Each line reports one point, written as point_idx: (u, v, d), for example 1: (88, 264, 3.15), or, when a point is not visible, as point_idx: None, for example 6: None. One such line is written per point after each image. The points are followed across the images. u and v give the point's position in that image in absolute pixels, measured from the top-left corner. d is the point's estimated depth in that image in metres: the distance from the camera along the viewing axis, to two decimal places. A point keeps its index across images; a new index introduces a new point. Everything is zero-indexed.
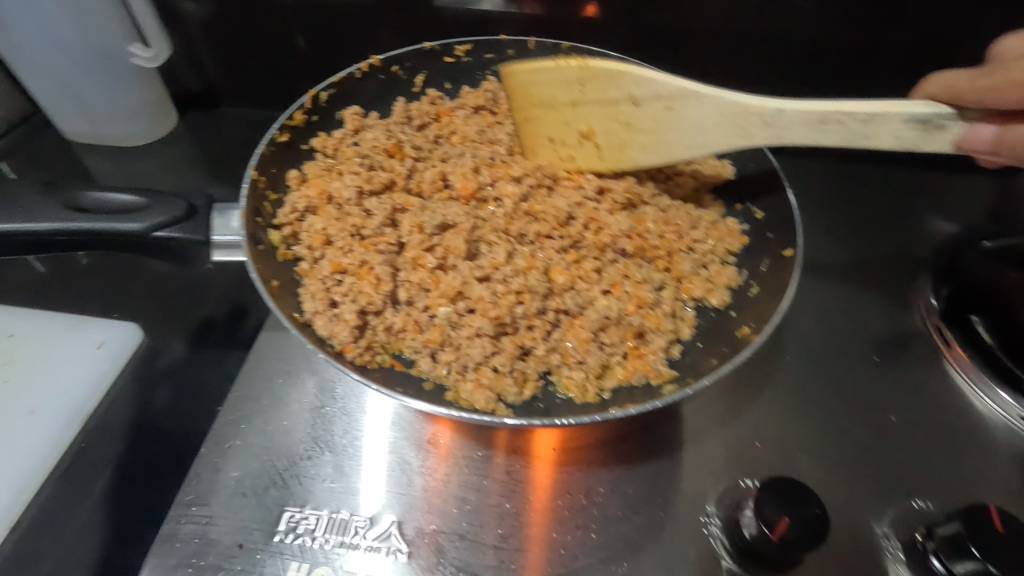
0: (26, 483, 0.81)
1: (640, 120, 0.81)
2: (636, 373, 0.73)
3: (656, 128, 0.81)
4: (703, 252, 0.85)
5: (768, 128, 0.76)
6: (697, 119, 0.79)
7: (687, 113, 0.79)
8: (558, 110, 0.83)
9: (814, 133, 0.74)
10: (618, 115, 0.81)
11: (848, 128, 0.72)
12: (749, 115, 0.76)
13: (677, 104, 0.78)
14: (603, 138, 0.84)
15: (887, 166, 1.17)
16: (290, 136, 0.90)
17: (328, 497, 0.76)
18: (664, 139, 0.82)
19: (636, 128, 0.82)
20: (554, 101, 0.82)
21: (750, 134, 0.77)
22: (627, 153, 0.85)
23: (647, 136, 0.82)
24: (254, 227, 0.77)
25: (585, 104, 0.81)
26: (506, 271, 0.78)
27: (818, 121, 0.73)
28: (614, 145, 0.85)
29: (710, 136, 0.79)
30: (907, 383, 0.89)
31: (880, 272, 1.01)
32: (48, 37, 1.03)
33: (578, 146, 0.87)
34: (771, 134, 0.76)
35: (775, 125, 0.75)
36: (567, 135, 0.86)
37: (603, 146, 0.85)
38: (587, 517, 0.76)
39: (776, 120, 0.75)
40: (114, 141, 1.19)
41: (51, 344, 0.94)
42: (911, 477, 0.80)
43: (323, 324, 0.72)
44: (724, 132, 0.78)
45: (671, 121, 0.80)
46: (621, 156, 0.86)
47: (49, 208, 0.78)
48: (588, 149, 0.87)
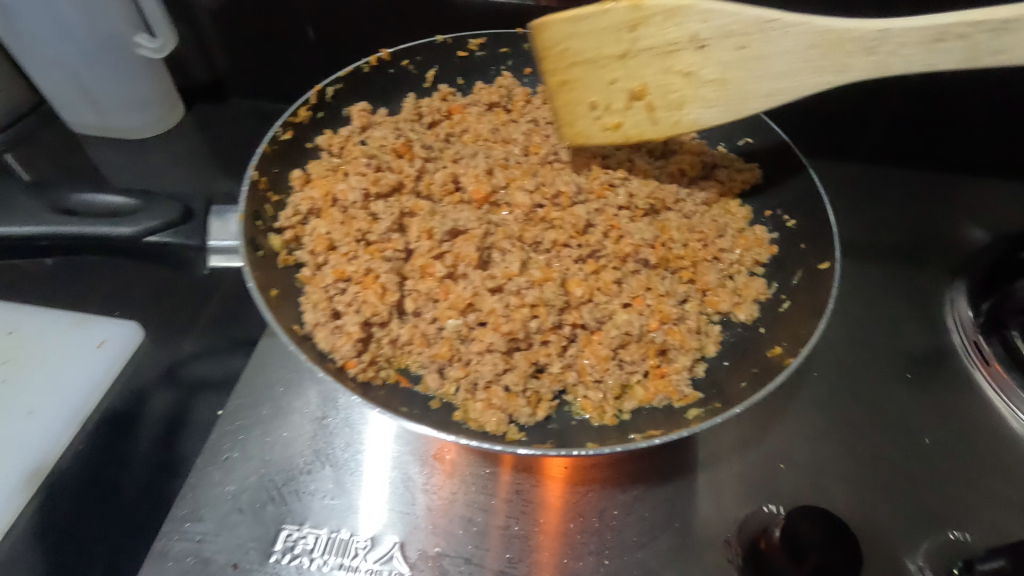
0: (21, 486, 0.78)
1: (706, 70, 0.70)
2: (658, 395, 0.69)
3: (725, 74, 0.70)
4: (730, 263, 0.81)
5: (875, 54, 0.65)
6: (780, 57, 0.68)
7: (767, 49, 0.68)
8: (601, 65, 0.72)
9: (933, 52, 0.63)
10: (678, 65, 0.70)
11: (978, 40, 0.61)
12: (849, 43, 0.65)
13: (754, 43, 0.67)
14: (656, 96, 0.73)
15: (924, 170, 1.10)
16: (293, 134, 0.86)
17: (328, 516, 0.72)
18: (736, 88, 0.71)
19: (700, 78, 0.71)
20: (598, 54, 0.71)
21: (849, 65, 0.66)
22: (689, 109, 0.73)
23: (715, 87, 0.71)
24: (254, 231, 0.73)
25: (637, 54, 0.70)
26: (520, 282, 0.73)
27: (937, 39, 0.62)
28: (670, 104, 0.73)
29: (797, 76, 0.69)
30: (944, 404, 0.84)
31: (916, 283, 0.95)
32: (54, 26, 0.99)
33: (626, 111, 0.75)
34: (874, 65, 0.66)
35: (881, 49, 0.65)
36: (613, 98, 0.74)
37: (656, 108, 0.74)
38: (601, 542, 0.72)
39: (881, 46, 0.64)
40: (120, 134, 1.16)
41: (51, 342, 0.91)
42: (948, 506, 0.75)
43: (325, 336, 0.68)
44: (811, 70, 0.68)
45: (745, 63, 0.69)
46: (680, 116, 0.74)
47: (34, 210, 0.75)
48: (638, 113, 0.75)
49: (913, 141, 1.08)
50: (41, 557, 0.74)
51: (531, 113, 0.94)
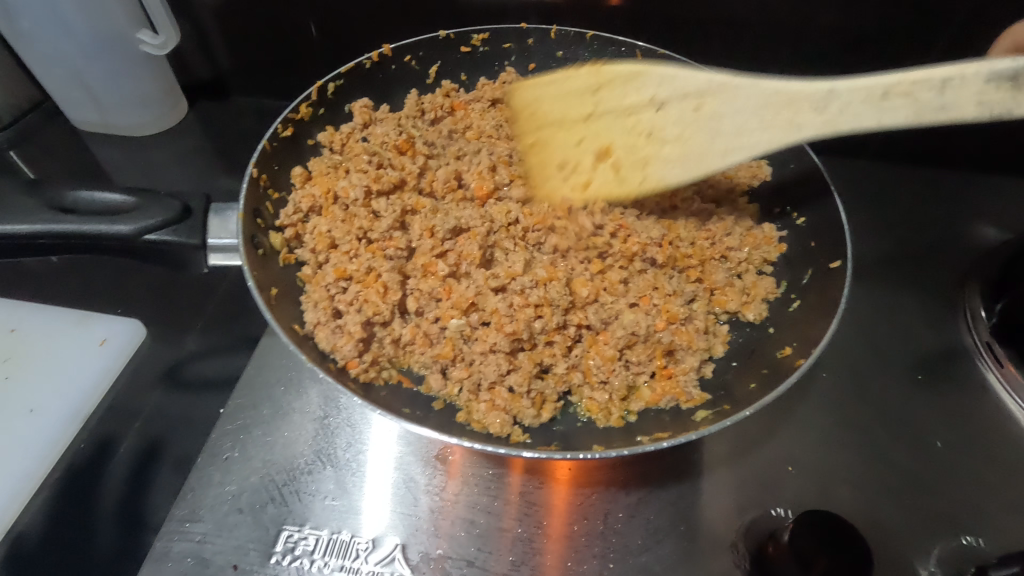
0: (22, 485, 0.77)
1: (665, 130, 0.74)
2: (665, 396, 0.67)
3: (684, 133, 0.73)
4: (738, 261, 0.80)
5: (825, 113, 0.67)
6: (736, 114, 0.71)
7: (720, 110, 0.72)
8: (567, 128, 0.78)
9: (881, 108, 0.64)
10: (640, 126, 0.74)
11: (918, 100, 0.63)
12: (797, 99, 0.68)
13: (708, 102, 0.72)
14: (621, 156, 0.75)
15: (934, 168, 1.08)
16: (294, 130, 0.84)
17: (329, 517, 0.71)
18: (696, 146, 0.73)
19: (662, 138, 0.74)
20: (565, 117, 0.78)
21: (801, 124, 0.68)
22: (651, 170, 0.74)
23: (674, 148, 0.74)
24: (254, 229, 0.72)
25: (601, 120, 0.76)
26: (524, 281, 0.72)
27: (881, 98, 0.64)
28: (635, 163, 0.74)
29: (752, 135, 0.70)
30: (955, 406, 0.82)
31: (926, 283, 0.94)
32: (56, 23, 0.98)
33: (593, 171, 0.76)
34: (826, 122, 0.67)
35: (832, 110, 0.67)
36: (579, 159, 0.77)
37: (621, 168, 0.75)
38: (606, 545, 0.70)
39: (830, 103, 0.66)
40: (122, 131, 1.15)
41: (53, 340, 0.90)
42: (961, 511, 0.74)
43: (326, 336, 0.68)
44: (768, 130, 0.69)
45: (701, 125, 0.72)
46: (644, 176, 0.74)
47: (32, 207, 0.74)
48: (604, 173, 0.76)
49: (923, 138, 1.06)
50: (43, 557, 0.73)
51: None
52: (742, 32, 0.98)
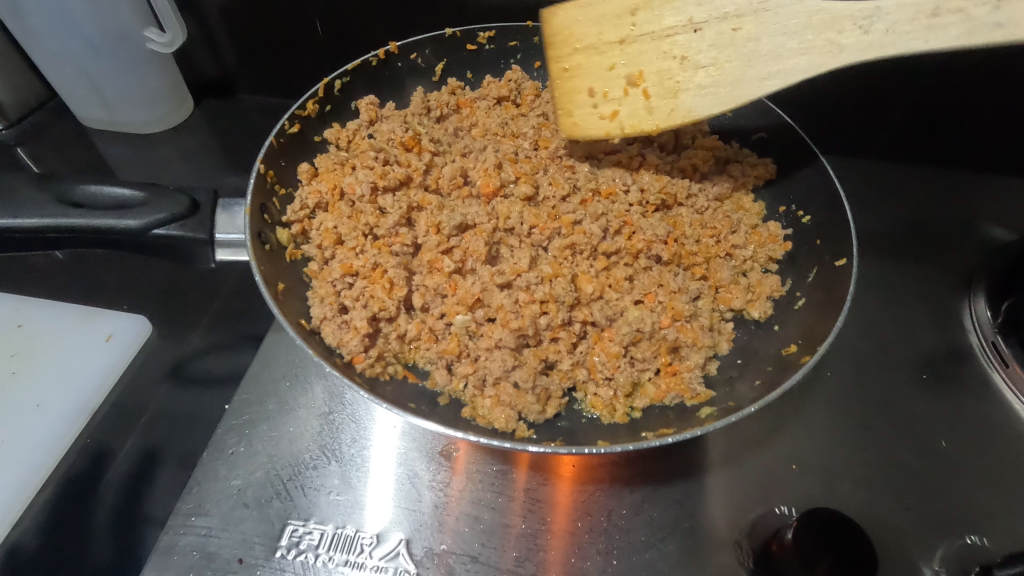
0: (29, 479, 0.78)
1: (700, 53, 0.71)
2: (670, 393, 0.67)
3: (721, 58, 0.70)
4: (743, 259, 0.80)
5: (868, 33, 0.64)
6: (775, 38, 0.67)
7: (760, 31, 0.68)
8: (600, 52, 0.74)
9: (933, 27, 0.61)
10: (674, 48, 0.71)
11: (971, 17, 0.59)
12: (840, 20, 0.64)
13: (748, 25, 0.68)
14: (651, 84, 0.73)
15: (939, 169, 1.08)
16: (300, 127, 0.84)
17: (333, 512, 0.72)
18: (731, 74, 0.70)
19: (695, 62, 0.71)
20: (598, 40, 0.74)
21: (844, 45, 0.65)
22: (682, 99, 0.72)
23: (708, 74, 0.71)
24: (261, 225, 0.73)
25: (636, 42, 0.72)
26: (529, 277, 0.72)
27: (930, 15, 0.61)
28: (665, 92, 0.73)
29: (791, 60, 0.67)
30: (960, 406, 0.82)
31: (931, 283, 0.94)
32: (64, 21, 0.99)
33: (622, 99, 0.75)
34: (869, 43, 0.64)
35: (876, 32, 0.63)
36: (611, 85, 0.75)
37: (652, 96, 0.74)
38: (609, 542, 0.71)
39: (875, 23, 0.63)
40: (129, 129, 1.16)
41: (59, 336, 0.91)
42: (966, 511, 0.74)
43: (332, 331, 0.68)
44: (808, 53, 0.66)
45: (739, 48, 0.69)
46: (675, 105, 0.73)
47: (38, 203, 0.74)
48: (635, 101, 0.74)
49: (929, 138, 1.06)
50: (55, 553, 0.74)
51: (541, 107, 0.93)
52: None
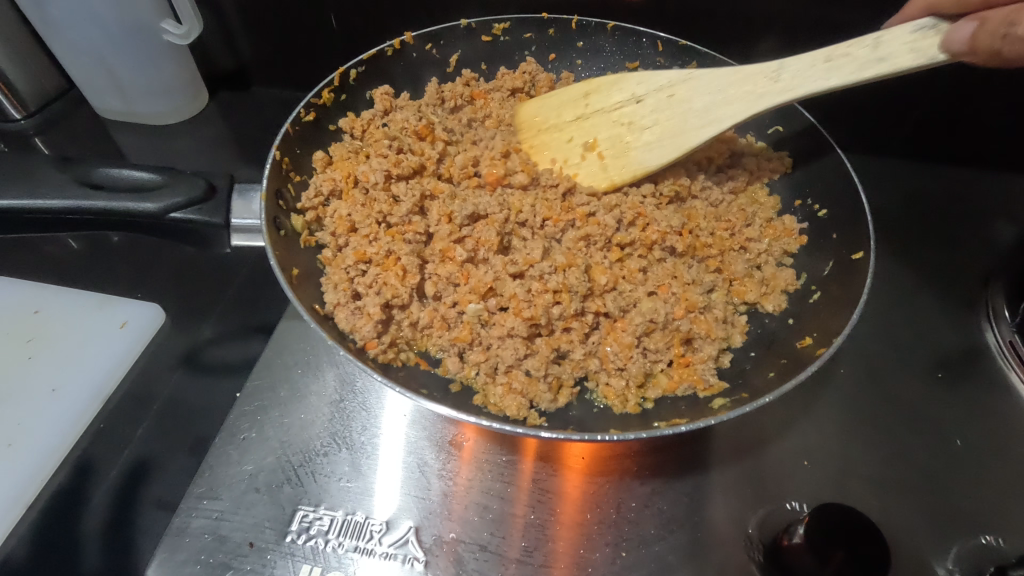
0: (45, 461, 0.79)
1: (644, 117, 0.78)
2: (683, 383, 0.67)
3: (661, 119, 0.77)
4: (757, 253, 0.79)
5: (779, 82, 0.70)
6: (702, 97, 0.74)
7: (690, 95, 0.75)
8: (561, 129, 0.82)
9: (827, 68, 0.68)
10: (621, 117, 0.78)
11: (857, 57, 0.66)
12: (753, 77, 0.72)
13: (679, 90, 0.76)
14: (606, 147, 0.79)
15: (955, 166, 1.06)
16: (316, 115, 0.85)
17: (343, 498, 0.72)
18: (673, 130, 0.76)
19: (642, 125, 0.78)
20: (559, 122, 0.82)
21: (761, 92, 0.71)
22: (633, 154, 0.78)
23: (653, 133, 0.77)
24: (277, 211, 0.73)
25: (591, 117, 0.80)
26: (543, 267, 0.72)
27: (825, 59, 0.68)
28: (619, 152, 0.79)
29: (716, 111, 0.73)
30: (974, 405, 0.81)
31: (948, 281, 0.93)
32: (83, 11, 1.00)
33: (581, 163, 0.80)
34: (783, 88, 0.70)
35: (782, 77, 0.70)
36: (570, 154, 0.81)
37: (606, 157, 0.79)
38: (618, 534, 0.70)
39: (783, 73, 0.70)
40: (146, 119, 1.17)
41: (76, 322, 0.92)
42: (982, 510, 0.73)
43: (346, 317, 0.68)
44: (731, 107, 0.72)
45: (674, 111, 0.76)
46: (626, 163, 0.79)
47: (60, 185, 0.76)
48: (591, 165, 0.80)
49: (945, 134, 1.04)
50: (59, 546, 0.73)
51: None
52: (764, 27, 0.96)
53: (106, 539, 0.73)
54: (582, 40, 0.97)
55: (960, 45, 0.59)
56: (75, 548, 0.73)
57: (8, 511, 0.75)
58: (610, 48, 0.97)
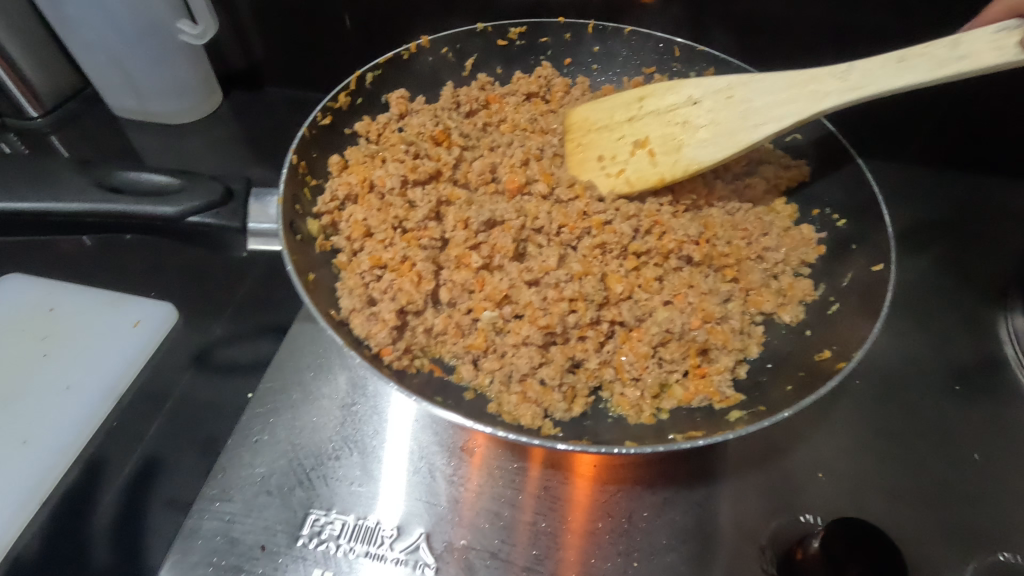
0: (59, 459, 0.79)
1: (699, 116, 0.76)
2: (698, 395, 0.67)
3: (717, 118, 0.74)
4: (774, 262, 0.79)
5: (846, 82, 0.68)
6: (762, 98, 0.72)
7: (750, 95, 0.73)
8: (611, 128, 0.80)
9: (903, 69, 0.65)
10: (676, 116, 0.77)
11: (935, 55, 0.63)
12: (817, 78, 0.69)
13: (738, 91, 0.74)
14: (657, 145, 0.77)
15: (975, 175, 1.05)
16: (332, 119, 0.85)
17: (355, 502, 0.72)
18: (728, 129, 0.74)
19: (697, 125, 0.76)
20: (611, 122, 0.81)
21: (827, 91, 0.68)
22: (685, 152, 0.76)
23: (707, 133, 0.75)
24: (293, 214, 0.73)
25: (643, 118, 0.78)
26: (558, 275, 0.72)
27: (899, 59, 0.65)
28: (670, 149, 0.77)
29: (777, 110, 0.71)
30: (992, 420, 0.80)
31: (966, 292, 0.91)
32: (102, 12, 1.00)
33: (629, 160, 0.79)
34: (850, 88, 0.67)
35: (854, 75, 0.67)
36: (618, 151, 0.80)
37: (657, 153, 0.77)
38: (629, 544, 0.70)
39: (850, 74, 0.67)
40: (161, 119, 1.17)
41: (90, 320, 0.92)
42: (1001, 526, 0.72)
43: (360, 323, 0.68)
44: (792, 106, 0.70)
45: (730, 111, 0.74)
46: (677, 159, 0.76)
47: (77, 188, 0.76)
48: (639, 162, 0.78)
49: (965, 142, 1.03)
50: (71, 543, 0.74)
51: (570, 104, 0.94)
52: (782, 33, 0.96)
53: (117, 538, 0.74)
54: (598, 45, 0.97)
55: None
56: (87, 547, 0.73)
57: (21, 509, 0.76)
58: (625, 54, 0.97)
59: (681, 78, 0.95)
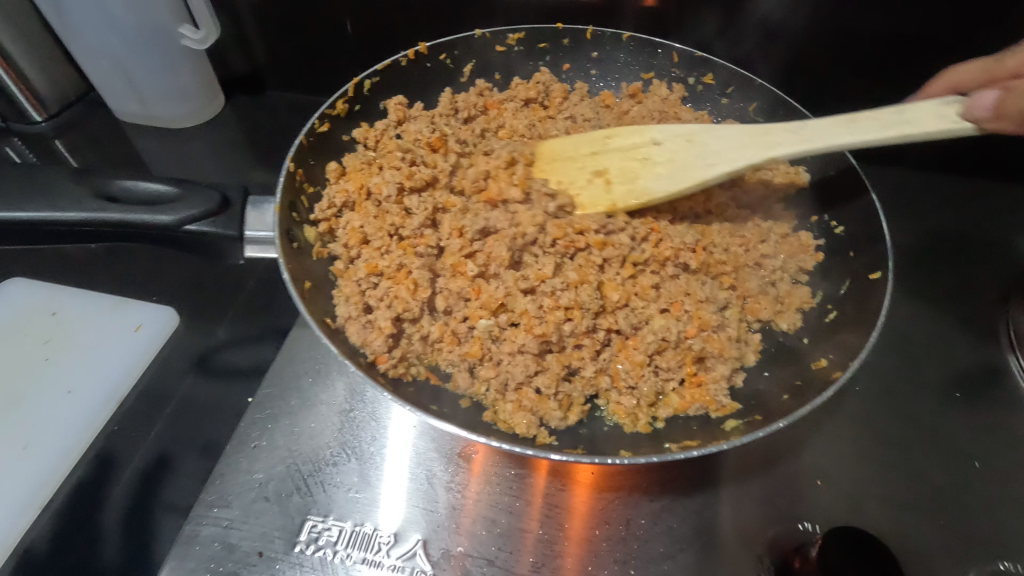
0: (59, 464, 0.79)
1: (659, 155, 0.78)
2: (695, 404, 0.67)
3: (674, 156, 0.77)
4: (772, 269, 0.78)
5: (802, 134, 0.73)
6: (721, 143, 0.76)
7: (709, 140, 0.76)
8: (575, 159, 0.81)
9: (853, 128, 0.71)
10: (637, 152, 0.78)
11: (882, 119, 0.71)
12: (775, 130, 0.74)
13: (698, 136, 0.77)
14: (615, 175, 0.79)
15: (977, 179, 1.04)
16: (330, 126, 0.85)
17: (352, 509, 0.72)
18: (683, 166, 0.77)
19: (656, 161, 0.77)
20: (575, 154, 0.81)
21: (781, 142, 0.73)
22: (640, 182, 0.77)
23: (665, 168, 0.77)
24: (290, 223, 0.74)
25: (607, 153, 0.79)
26: (554, 283, 0.72)
27: (849, 120, 0.72)
28: (627, 180, 0.78)
29: (735, 153, 0.75)
30: (993, 427, 0.80)
31: (967, 297, 0.91)
32: (105, 18, 1.01)
33: (587, 186, 0.79)
34: (805, 138, 0.72)
35: (805, 131, 0.73)
36: (577, 178, 0.80)
37: (614, 183, 0.78)
38: (627, 551, 0.70)
39: (805, 129, 0.73)
40: (163, 123, 1.18)
41: (92, 324, 0.93)
42: (1001, 534, 0.72)
43: (356, 330, 0.68)
44: (749, 152, 0.74)
45: (690, 152, 0.77)
46: (632, 188, 0.77)
47: (77, 197, 0.76)
48: (596, 189, 0.79)
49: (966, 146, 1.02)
50: (72, 547, 0.74)
51: (569, 110, 0.95)
52: (781, 35, 0.96)
53: (117, 543, 0.74)
54: (597, 50, 0.97)
55: (983, 112, 0.66)
56: (87, 552, 0.73)
57: (21, 514, 0.76)
58: (623, 59, 0.97)
59: (680, 83, 0.96)
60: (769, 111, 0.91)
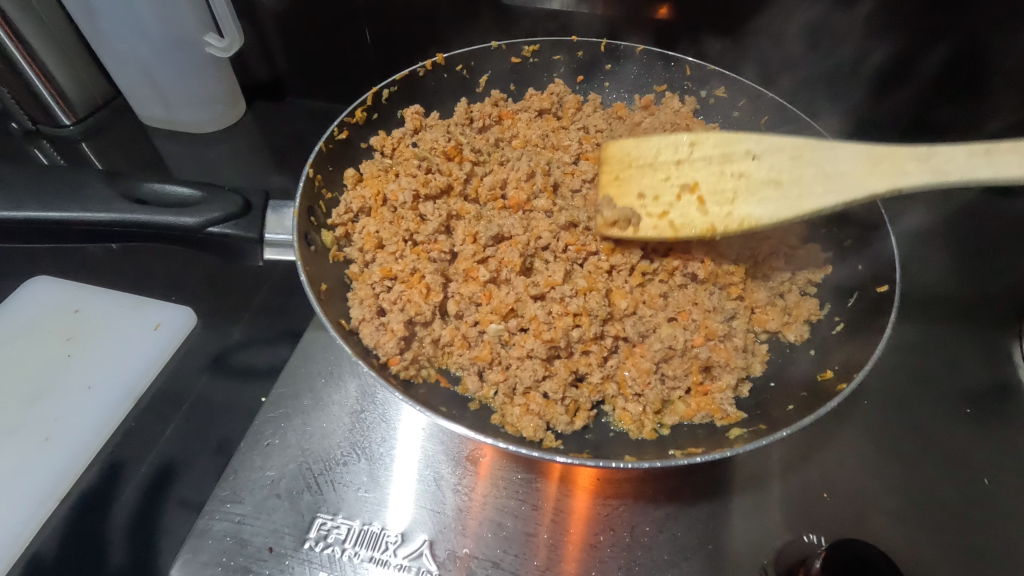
0: (78, 457, 0.82)
1: (758, 172, 0.68)
2: (700, 412, 0.68)
3: (779, 179, 0.67)
4: (780, 281, 0.79)
5: (928, 162, 0.62)
6: (831, 164, 0.66)
7: (821, 159, 0.66)
8: (655, 167, 0.73)
9: (996, 163, 0.59)
10: (732, 169, 0.69)
11: None
12: (898, 155, 0.63)
13: (807, 152, 0.66)
14: (707, 192, 0.70)
15: None
16: (348, 134, 0.88)
17: (361, 507, 0.74)
18: (790, 189, 0.67)
19: (756, 180, 0.68)
20: (655, 161, 0.73)
21: (908, 168, 0.63)
22: (739, 205, 0.69)
23: (769, 192, 0.68)
24: (309, 227, 0.76)
25: (693, 163, 0.71)
26: (564, 290, 0.74)
27: (990, 151, 0.60)
28: (722, 201, 0.69)
29: (849, 180, 0.65)
30: (1001, 444, 0.80)
31: (977, 314, 0.91)
32: (134, 27, 1.05)
33: (674, 202, 0.72)
34: (932, 169, 0.61)
35: (935, 159, 0.61)
36: (663, 191, 0.72)
37: (707, 202, 0.70)
38: (631, 558, 0.70)
39: (935, 155, 0.62)
40: (187, 128, 1.21)
41: (113, 322, 0.95)
42: (1009, 551, 0.71)
43: (370, 333, 0.70)
44: (871, 180, 0.64)
45: (799, 171, 0.67)
46: (731, 212, 0.69)
47: (104, 199, 0.79)
48: (687, 207, 0.71)
49: None
50: (88, 538, 0.76)
51: (582, 120, 0.96)
52: (798, 47, 0.96)
53: (132, 536, 0.76)
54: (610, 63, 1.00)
55: None
56: (103, 543, 0.75)
57: (41, 504, 0.78)
58: (636, 72, 0.99)
59: (692, 96, 0.97)
60: (779, 125, 0.92)
